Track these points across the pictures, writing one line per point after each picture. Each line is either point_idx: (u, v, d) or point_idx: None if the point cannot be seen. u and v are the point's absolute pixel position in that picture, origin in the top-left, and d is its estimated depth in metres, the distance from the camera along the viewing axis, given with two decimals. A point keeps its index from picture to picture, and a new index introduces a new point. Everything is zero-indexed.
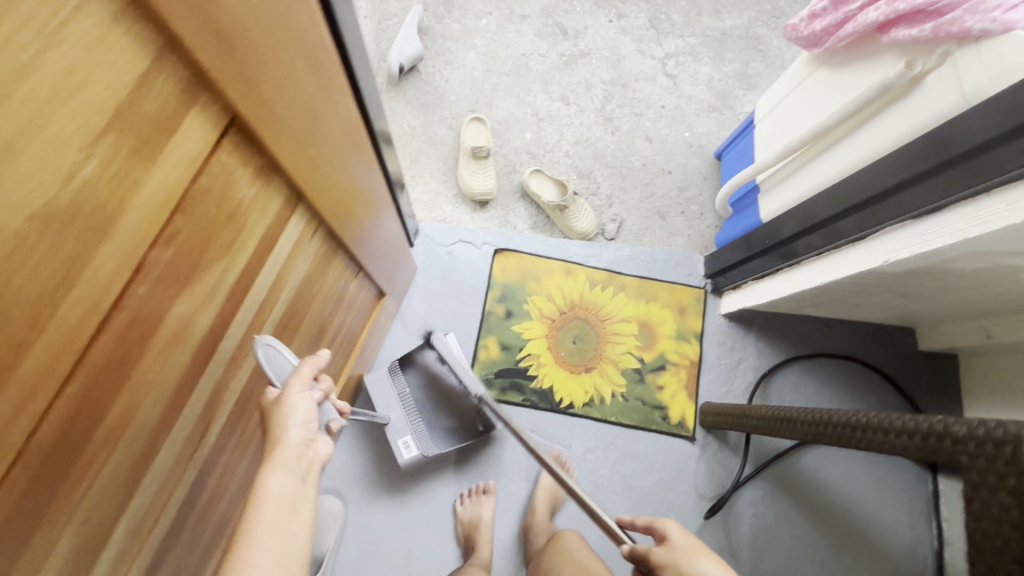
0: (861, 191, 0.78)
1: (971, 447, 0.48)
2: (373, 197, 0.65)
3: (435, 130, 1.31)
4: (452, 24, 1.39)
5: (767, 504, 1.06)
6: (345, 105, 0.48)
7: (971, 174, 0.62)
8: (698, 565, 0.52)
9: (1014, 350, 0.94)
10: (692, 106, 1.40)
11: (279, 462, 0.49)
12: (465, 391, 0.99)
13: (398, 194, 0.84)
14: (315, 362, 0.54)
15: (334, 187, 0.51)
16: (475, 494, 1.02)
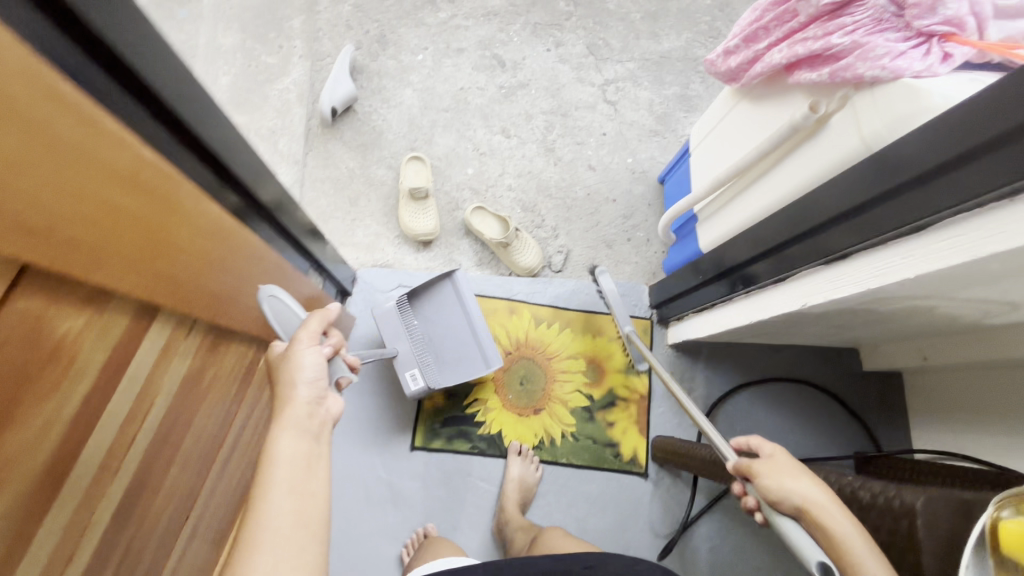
0: (777, 234, 0.77)
1: (874, 516, 0.48)
2: (272, 277, 0.64)
3: (374, 170, 1.29)
4: (388, 62, 1.38)
5: (723, 537, 1.04)
6: (207, 214, 0.48)
7: (862, 228, 0.62)
8: (802, 481, 0.54)
9: (953, 370, 0.95)
10: (633, 132, 1.39)
11: (289, 418, 0.56)
12: (471, 329, 1.03)
13: (309, 253, 0.81)
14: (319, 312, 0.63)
15: (205, 291, 0.51)
16: (417, 542, 0.98)
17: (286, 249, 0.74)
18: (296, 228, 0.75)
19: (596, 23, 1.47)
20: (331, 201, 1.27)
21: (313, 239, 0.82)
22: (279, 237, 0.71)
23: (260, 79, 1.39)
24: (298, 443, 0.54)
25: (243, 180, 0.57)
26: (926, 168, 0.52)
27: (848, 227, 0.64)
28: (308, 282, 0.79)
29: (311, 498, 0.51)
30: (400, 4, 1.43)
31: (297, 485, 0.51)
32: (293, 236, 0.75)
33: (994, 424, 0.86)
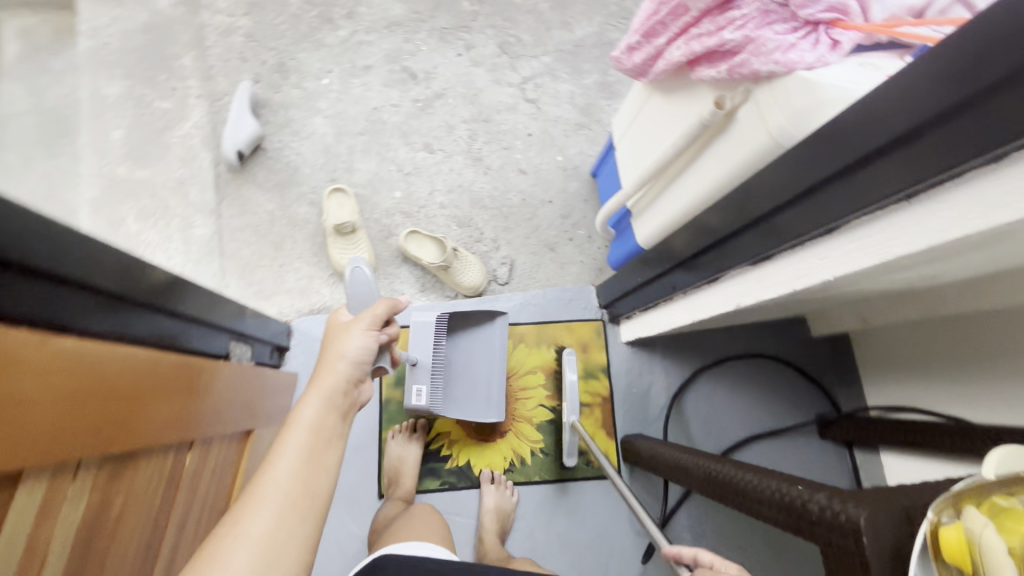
0: (696, 243, 0.75)
1: (825, 532, 0.47)
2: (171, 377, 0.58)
3: (295, 210, 1.22)
4: (293, 91, 1.30)
5: (703, 522, 1.05)
6: (59, 347, 0.42)
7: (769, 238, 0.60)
8: None
9: (897, 329, 0.97)
10: (559, 128, 1.36)
11: (324, 387, 0.65)
12: (488, 375, 1.02)
13: (215, 329, 0.75)
14: (393, 302, 0.73)
15: (87, 426, 0.44)
16: (403, 432, 1.04)
17: (192, 335, 0.67)
18: (195, 308, 0.68)
19: (504, 19, 1.41)
20: (255, 249, 1.20)
21: (220, 311, 0.76)
22: (180, 324, 0.65)
23: (156, 127, 1.29)
24: (325, 411, 0.62)
25: (105, 286, 0.51)
26: (814, 182, 0.50)
27: (755, 236, 0.63)
28: (219, 361, 0.72)
29: (319, 467, 0.58)
30: (295, 27, 1.34)
31: (313, 455, 0.58)
32: (196, 316, 0.68)
33: (936, 377, 0.89)
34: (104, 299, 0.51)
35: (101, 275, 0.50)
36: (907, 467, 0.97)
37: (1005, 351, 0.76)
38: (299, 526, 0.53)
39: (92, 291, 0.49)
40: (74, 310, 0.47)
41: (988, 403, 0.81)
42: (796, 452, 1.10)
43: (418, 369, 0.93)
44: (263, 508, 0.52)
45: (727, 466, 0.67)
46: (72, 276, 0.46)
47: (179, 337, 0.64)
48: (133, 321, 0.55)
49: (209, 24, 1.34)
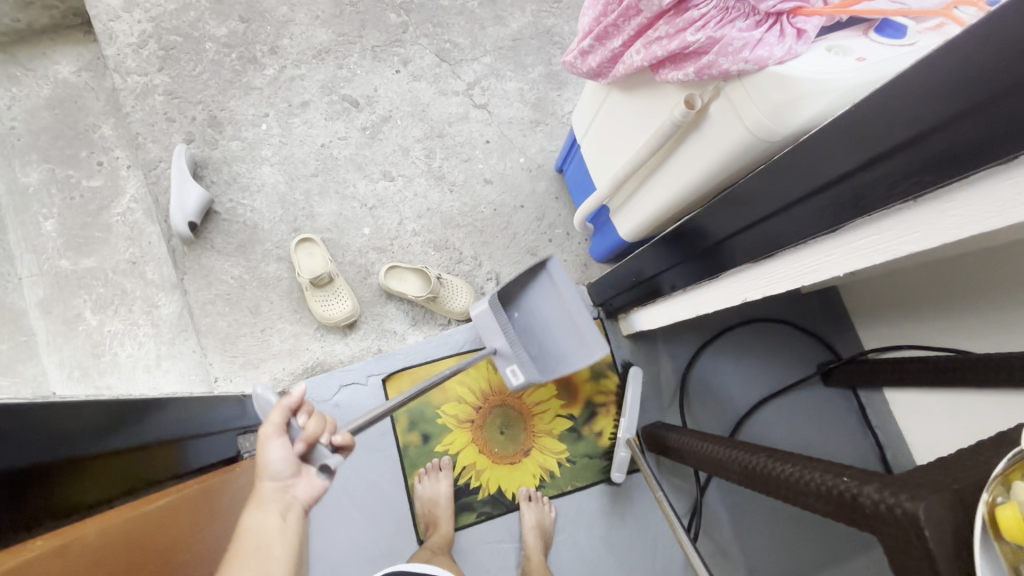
0: (693, 241, 0.75)
1: (883, 525, 0.48)
2: (205, 505, 0.57)
3: (263, 269, 1.17)
4: (232, 144, 1.23)
5: (733, 490, 1.11)
6: (124, 521, 0.43)
7: (774, 235, 0.61)
8: None
9: (887, 274, 1.02)
10: (515, 128, 1.32)
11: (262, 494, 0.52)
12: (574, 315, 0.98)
13: (213, 435, 0.71)
14: (285, 403, 0.53)
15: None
16: (431, 472, 1.03)
17: (183, 458, 0.62)
18: (181, 427, 0.63)
19: (435, 25, 1.35)
20: (232, 318, 1.14)
21: (207, 416, 0.71)
22: (169, 451, 0.60)
23: (89, 208, 1.18)
24: (266, 516, 0.51)
25: (79, 453, 0.46)
26: (814, 186, 0.51)
27: (761, 231, 0.63)
28: (230, 468, 0.70)
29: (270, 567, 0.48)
30: (218, 74, 1.26)
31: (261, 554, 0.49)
32: (180, 435, 0.63)
33: (936, 313, 0.94)
34: (86, 463, 0.47)
35: (69, 444, 0.45)
36: (911, 401, 1.03)
37: (1004, 280, 0.80)
38: None
39: (71, 462, 0.45)
40: (51, 493, 0.42)
41: (983, 331, 0.87)
42: (806, 403, 1.14)
43: (499, 355, 0.97)
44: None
45: (764, 457, 0.69)
46: (43, 459, 0.42)
47: (168, 466, 0.59)
48: (120, 471, 0.51)
49: (121, 85, 1.23)
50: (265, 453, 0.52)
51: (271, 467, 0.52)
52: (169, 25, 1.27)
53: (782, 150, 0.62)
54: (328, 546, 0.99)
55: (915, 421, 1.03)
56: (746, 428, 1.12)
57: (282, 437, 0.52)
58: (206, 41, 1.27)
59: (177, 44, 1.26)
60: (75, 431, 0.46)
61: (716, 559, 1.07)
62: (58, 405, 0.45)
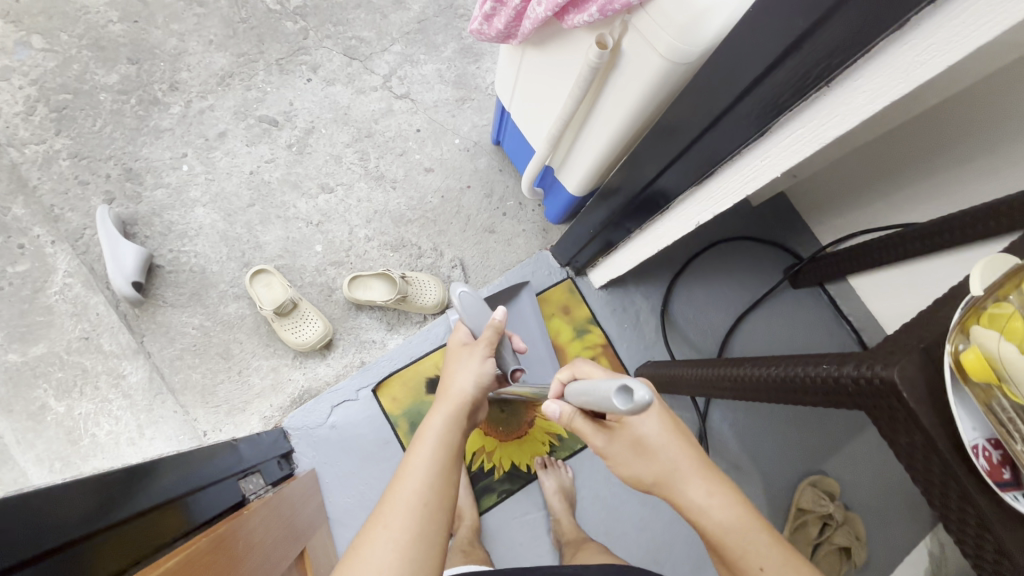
0: (636, 179, 0.75)
1: (868, 398, 0.51)
2: (224, 553, 0.57)
3: (224, 311, 1.13)
4: (156, 193, 1.17)
5: (732, 408, 1.15)
6: None
7: (712, 152, 0.62)
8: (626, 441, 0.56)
9: (828, 168, 1.06)
10: (442, 111, 1.30)
11: (452, 405, 0.72)
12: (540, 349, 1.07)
13: (211, 488, 0.69)
14: (495, 320, 0.80)
15: None
16: None
17: (181, 518, 0.60)
18: (163, 491, 0.59)
19: (335, 23, 1.31)
20: (205, 369, 1.10)
21: (196, 471, 0.68)
22: (165, 514, 0.58)
23: (23, 294, 1.11)
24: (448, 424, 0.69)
25: (61, 541, 0.43)
26: (739, 89, 0.52)
27: (700, 150, 0.63)
28: (241, 513, 0.69)
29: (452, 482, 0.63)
30: (121, 124, 1.19)
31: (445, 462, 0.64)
32: (164, 499, 0.59)
33: (880, 194, 0.97)
34: (72, 550, 0.44)
35: (50, 533, 0.42)
36: (873, 283, 1.08)
37: (940, 143, 0.83)
38: (438, 521, 0.58)
39: (62, 550, 0.43)
40: None
41: (925, 200, 0.91)
42: (780, 308, 1.19)
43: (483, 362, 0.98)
44: (391, 531, 0.56)
45: (748, 366, 0.72)
46: (23, 556, 0.39)
47: (163, 531, 0.56)
48: (117, 546, 0.48)
49: (20, 159, 1.15)
50: (470, 360, 0.78)
51: (470, 378, 0.76)
52: (55, 84, 1.19)
53: (699, 69, 0.63)
54: None
55: (883, 300, 1.08)
56: (731, 347, 1.16)
57: (486, 347, 0.79)
58: (99, 92, 1.20)
59: (69, 102, 1.18)
60: (78, 510, 0.46)
61: (733, 476, 1.11)
62: (37, 491, 0.43)
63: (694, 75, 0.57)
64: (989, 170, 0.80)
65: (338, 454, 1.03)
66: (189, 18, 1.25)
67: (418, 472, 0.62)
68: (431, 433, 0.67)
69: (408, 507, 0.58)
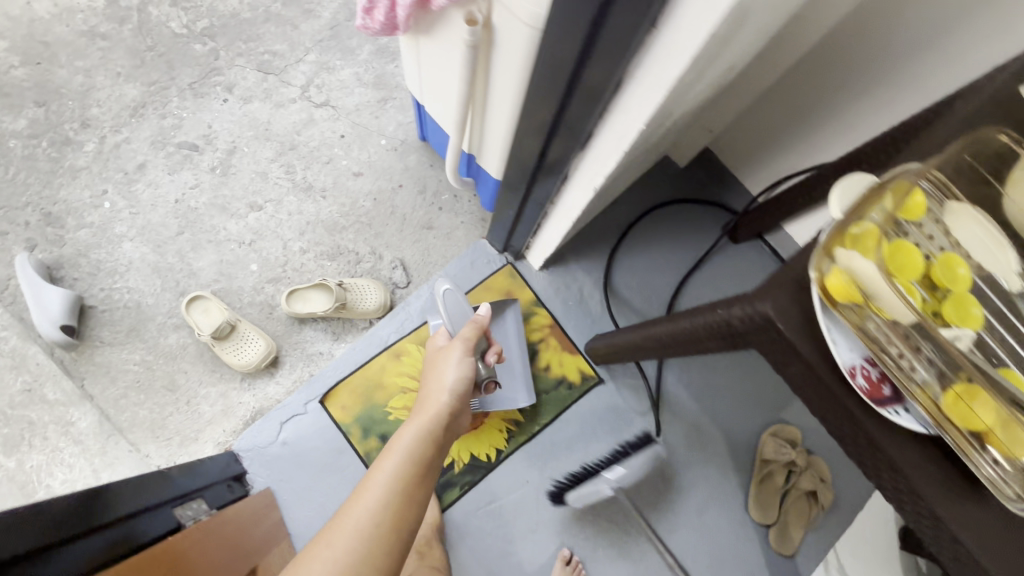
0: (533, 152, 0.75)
1: (755, 334, 0.51)
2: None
3: (164, 343, 1.11)
4: (80, 234, 1.14)
5: (687, 372, 1.14)
6: None
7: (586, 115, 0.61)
8: None
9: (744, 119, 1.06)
10: (365, 114, 1.29)
11: (425, 421, 0.80)
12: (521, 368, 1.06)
13: (144, 517, 0.68)
14: (476, 321, 0.91)
15: None
16: None
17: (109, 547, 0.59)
18: (86, 524, 0.59)
19: (245, 40, 1.29)
20: (152, 404, 1.08)
21: (120, 505, 0.67)
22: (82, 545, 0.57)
23: None
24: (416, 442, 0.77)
25: None
26: (587, 43, 0.51)
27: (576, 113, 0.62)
28: (185, 535, 0.68)
29: (409, 502, 0.71)
30: (35, 168, 1.16)
31: (405, 485, 0.71)
32: (81, 531, 0.58)
33: (797, 136, 0.97)
34: None
35: None
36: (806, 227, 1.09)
37: (844, 77, 0.85)
38: (383, 544, 0.65)
39: None
40: None
41: (838, 136, 0.91)
42: (722, 266, 1.19)
43: None
44: (335, 545, 0.64)
45: (663, 323, 0.72)
46: None
47: (99, 558, 0.56)
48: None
49: None
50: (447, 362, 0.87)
51: (444, 386, 0.84)
52: None
53: None
54: None
55: None
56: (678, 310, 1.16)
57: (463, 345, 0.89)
58: (9, 139, 1.17)
59: None
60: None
61: (694, 437, 1.11)
62: None
63: (551, 36, 0.56)
64: (887, 99, 0.82)
65: (293, 468, 1.00)
66: (93, 54, 1.23)
67: (376, 493, 0.69)
68: (397, 450, 0.75)
69: (360, 511, 0.67)
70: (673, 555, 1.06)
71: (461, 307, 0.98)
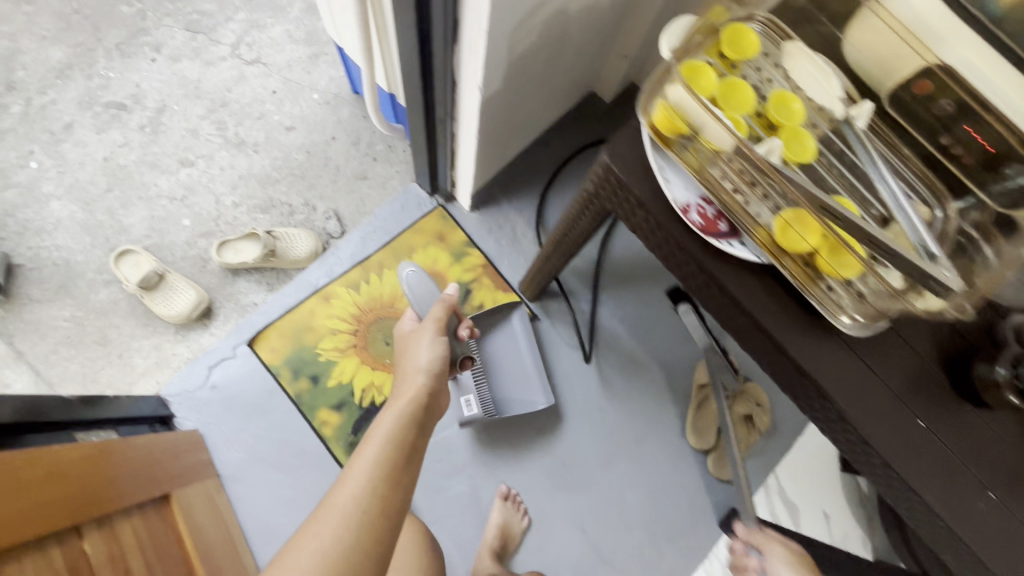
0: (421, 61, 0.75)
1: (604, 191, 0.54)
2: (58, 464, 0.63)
3: (94, 298, 1.10)
4: (7, 194, 1.14)
5: (622, 306, 1.14)
6: None
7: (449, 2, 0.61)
8: None
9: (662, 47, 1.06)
10: (297, 69, 1.29)
11: (404, 403, 0.74)
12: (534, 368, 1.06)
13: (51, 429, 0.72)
14: (444, 298, 0.86)
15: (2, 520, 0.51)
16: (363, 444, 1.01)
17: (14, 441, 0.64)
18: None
19: (173, 0, 1.29)
20: (83, 359, 1.07)
21: (31, 413, 0.71)
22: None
23: None
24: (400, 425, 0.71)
25: None
26: None
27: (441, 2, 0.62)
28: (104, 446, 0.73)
29: (398, 484, 0.64)
30: None
31: (392, 465, 0.65)
32: None
33: None
34: None
35: None
36: None
37: None
38: (373, 532, 0.58)
39: None
40: None
41: None
42: None
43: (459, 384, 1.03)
44: (319, 533, 0.56)
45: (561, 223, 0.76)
46: None
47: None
48: None
49: None
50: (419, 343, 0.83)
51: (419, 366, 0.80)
52: None
53: None
54: (259, 511, 0.98)
55: None
56: (612, 245, 1.16)
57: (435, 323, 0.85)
58: None
59: None
60: None
61: (630, 369, 1.11)
62: None
63: None
64: None
65: (223, 411, 1.01)
66: (19, 18, 1.23)
67: (361, 476, 0.62)
68: (379, 432, 0.69)
69: (345, 498, 0.60)
70: (609, 485, 1.06)
71: (427, 283, 0.93)
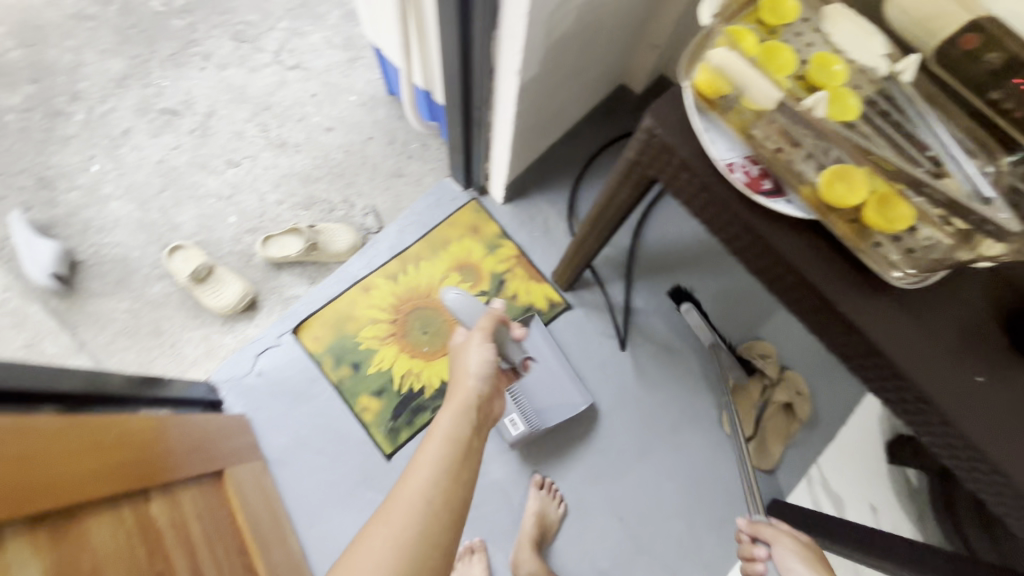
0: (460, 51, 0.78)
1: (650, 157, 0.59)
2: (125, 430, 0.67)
3: (149, 292, 1.16)
4: (71, 195, 1.22)
5: (656, 296, 1.14)
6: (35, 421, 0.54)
7: None
8: None
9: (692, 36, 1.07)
10: (335, 73, 1.34)
11: (460, 402, 0.71)
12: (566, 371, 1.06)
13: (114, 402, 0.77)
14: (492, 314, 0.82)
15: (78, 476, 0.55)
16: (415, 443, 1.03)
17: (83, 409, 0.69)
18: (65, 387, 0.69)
19: (220, 13, 1.36)
20: (138, 348, 1.13)
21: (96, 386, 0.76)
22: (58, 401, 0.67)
23: None
24: (458, 426, 0.67)
25: None
26: None
27: None
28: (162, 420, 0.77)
29: (459, 482, 0.63)
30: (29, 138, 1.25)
31: (454, 464, 0.63)
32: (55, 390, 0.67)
33: None
34: None
35: None
36: None
37: None
38: (437, 533, 0.58)
39: None
40: None
41: None
42: None
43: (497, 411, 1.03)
44: (386, 530, 0.57)
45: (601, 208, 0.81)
46: None
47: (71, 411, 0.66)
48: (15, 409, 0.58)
49: None
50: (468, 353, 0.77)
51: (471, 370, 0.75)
52: None
53: None
54: (303, 494, 1.01)
55: None
56: (644, 235, 1.16)
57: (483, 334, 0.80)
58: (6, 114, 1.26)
59: None
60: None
61: (665, 357, 1.10)
62: None
63: None
64: None
65: (268, 397, 1.05)
66: (82, 33, 1.32)
67: (423, 474, 0.62)
68: (438, 431, 0.66)
69: (411, 496, 0.60)
70: (647, 473, 1.05)
71: (472, 303, 0.91)
